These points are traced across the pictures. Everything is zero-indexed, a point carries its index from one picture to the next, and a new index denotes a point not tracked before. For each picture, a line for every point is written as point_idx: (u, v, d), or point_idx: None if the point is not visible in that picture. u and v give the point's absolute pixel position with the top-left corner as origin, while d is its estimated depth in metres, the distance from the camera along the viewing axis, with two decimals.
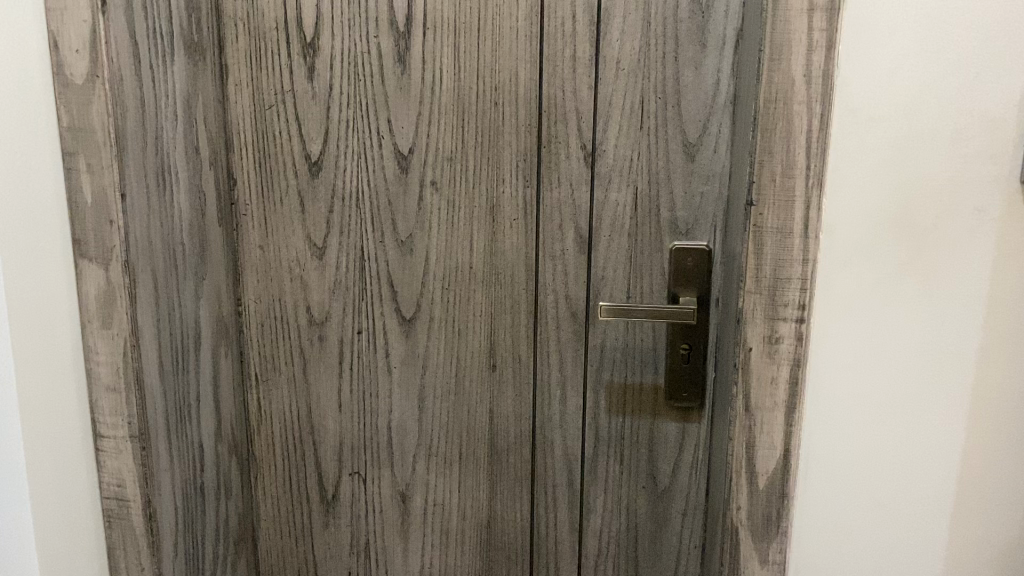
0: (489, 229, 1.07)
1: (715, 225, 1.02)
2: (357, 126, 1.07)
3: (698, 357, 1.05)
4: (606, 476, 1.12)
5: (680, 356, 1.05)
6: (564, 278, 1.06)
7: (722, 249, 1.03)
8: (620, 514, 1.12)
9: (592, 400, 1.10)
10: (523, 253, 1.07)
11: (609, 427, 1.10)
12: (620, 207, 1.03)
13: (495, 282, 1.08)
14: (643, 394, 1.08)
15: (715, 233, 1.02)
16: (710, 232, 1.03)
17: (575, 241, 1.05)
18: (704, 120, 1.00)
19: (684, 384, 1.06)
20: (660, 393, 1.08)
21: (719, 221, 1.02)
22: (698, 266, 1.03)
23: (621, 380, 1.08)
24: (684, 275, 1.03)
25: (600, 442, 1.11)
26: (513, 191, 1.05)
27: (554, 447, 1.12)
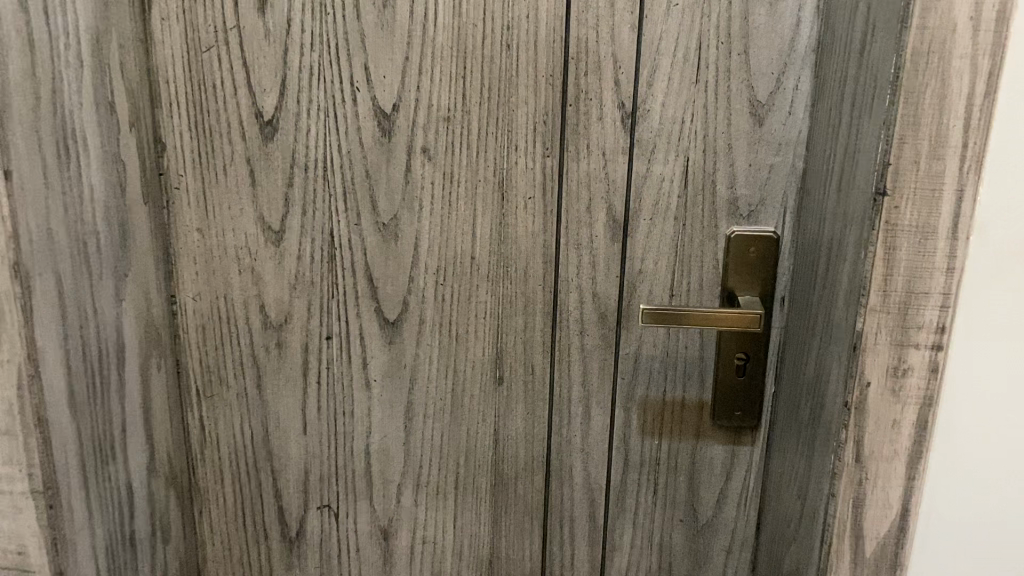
0: (499, 210, 0.84)
1: (784, 207, 0.82)
2: (325, 75, 0.82)
3: (756, 369, 0.85)
4: (636, 509, 0.92)
5: (735, 368, 0.85)
6: (593, 271, 0.85)
7: (793, 237, 0.83)
8: (652, 551, 0.93)
9: (622, 419, 0.89)
10: (540, 241, 0.85)
11: (641, 451, 0.90)
12: (665, 183, 0.82)
13: (504, 276, 0.86)
14: (685, 412, 0.88)
15: (786, 217, 0.82)
16: (778, 216, 0.82)
17: (606, 225, 0.84)
18: (779, 74, 0.78)
19: (738, 401, 0.86)
20: (707, 412, 0.88)
21: (791, 202, 0.82)
22: (762, 258, 0.83)
23: (659, 395, 0.88)
24: (745, 269, 0.83)
25: (630, 469, 0.90)
26: (530, 163, 0.83)
27: (573, 474, 0.91)
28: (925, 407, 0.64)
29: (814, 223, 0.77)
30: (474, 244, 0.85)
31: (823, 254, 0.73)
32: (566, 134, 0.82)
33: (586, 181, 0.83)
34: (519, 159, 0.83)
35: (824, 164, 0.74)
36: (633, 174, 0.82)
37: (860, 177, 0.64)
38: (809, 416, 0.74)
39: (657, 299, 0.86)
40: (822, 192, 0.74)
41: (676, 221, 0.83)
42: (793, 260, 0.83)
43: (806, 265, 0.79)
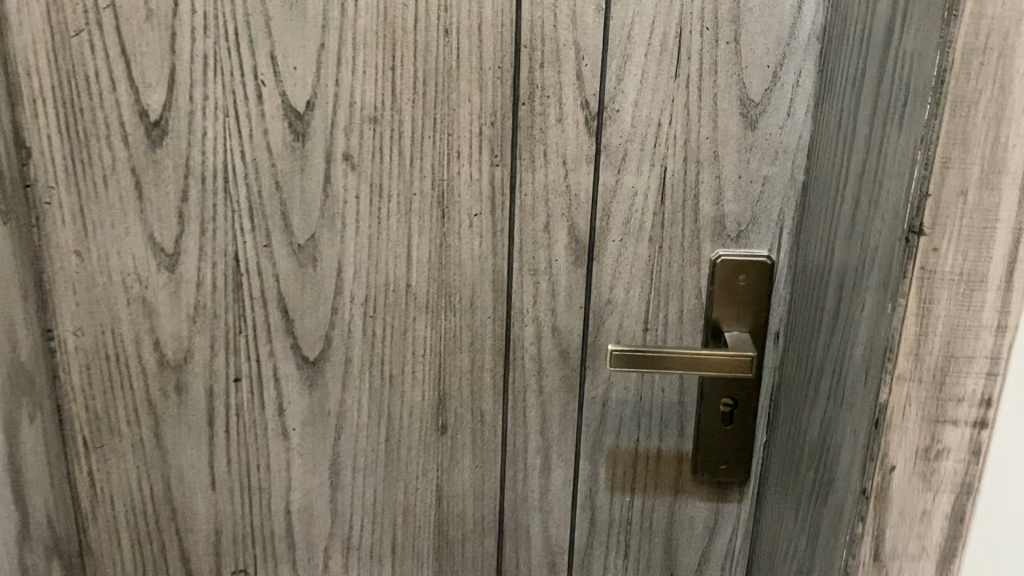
0: (439, 229, 0.70)
1: (781, 226, 0.68)
2: (222, 66, 0.67)
3: (745, 416, 0.72)
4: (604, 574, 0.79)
5: (720, 416, 0.72)
6: (552, 302, 0.71)
7: (790, 262, 0.69)
8: None
9: (587, 473, 0.76)
10: (488, 266, 0.71)
11: (610, 509, 0.77)
12: (639, 198, 0.68)
13: (446, 308, 0.72)
14: (662, 465, 0.75)
15: (782, 238, 0.68)
16: (773, 237, 0.69)
17: (568, 247, 0.70)
18: (776, 67, 0.64)
19: (723, 454, 0.73)
20: (687, 464, 0.75)
21: (789, 221, 0.68)
22: (754, 287, 0.69)
23: (631, 445, 0.75)
24: (733, 301, 0.70)
25: (597, 529, 0.77)
26: (476, 173, 0.68)
27: (530, 535, 0.78)
28: (963, 496, 0.51)
29: (817, 249, 0.63)
30: (409, 271, 0.71)
31: (831, 290, 0.59)
32: (518, 139, 0.67)
33: (543, 195, 0.69)
34: (462, 168, 0.68)
35: (831, 180, 0.61)
36: (599, 186, 0.68)
37: (884, 205, 0.50)
38: (813, 487, 0.61)
39: (628, 334, 0.72)
40: (829, 213, 0.61)
41: (651, 242, 0.69)
42: (790, 289, 0.69)
43: (807, 298, 0.66)
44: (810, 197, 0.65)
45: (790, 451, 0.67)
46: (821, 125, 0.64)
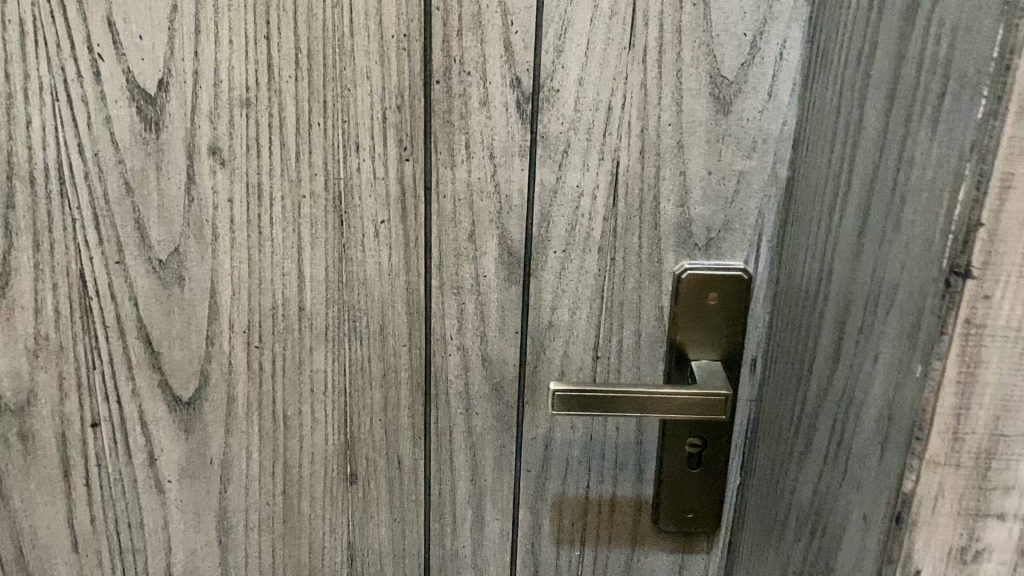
0: (338, 240, 0.56)
1: (759, 234, 0.55)
2: (45, 34, 0.51)
3: (715, 459, 0.60)
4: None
5: (686, 459, 0.60)
6: (481, 327, 0.58)
7: (771, 276, 0.56)
8: None
9: (528, 525, 0.63)
10: (400, 285, 0.57)
11: (556, 565, 0.64)
12: (585, 200, 0.55)
13: (350, 335, 0.58)
14: (617, 515, 0.63)
15: (761, 248, 0.56)
16: (751, 247, 0.56)
17: (499, 260, 0.56)
18: (756, 36, 0.51)
19: (690, 502, 0.61)
20: (647, 512, 0.62)
21: (769, 227, 0.55)
22: (728, 307, 0.57)
23: (579, 493, 0.62)
24: (702, 325, 0.57)
25: None
26: (380, 171, 0.55)
27: None
28: None
29: (806, 267, 0.51)
30: (302, 292, 0.57)
31: (827, 324, 0.47)
32: (433, 126, 0.54)
33: (466, 197, 0.55)
34: (363, 164, 0.54)
35: (824, 183, 0.48)
36: (536, 185, 0.55)
37: (908, 230, 0.37)
38: (802, 564, 0.49)
39: (575, 364, 0.59)
40: (823, 225, 0.48)
41: (601, 254, 0.56)
42: (770, 309, 0.57)
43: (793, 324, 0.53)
44: (796, 199, 0.53)
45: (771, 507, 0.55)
46: (811, 111, 0.51)
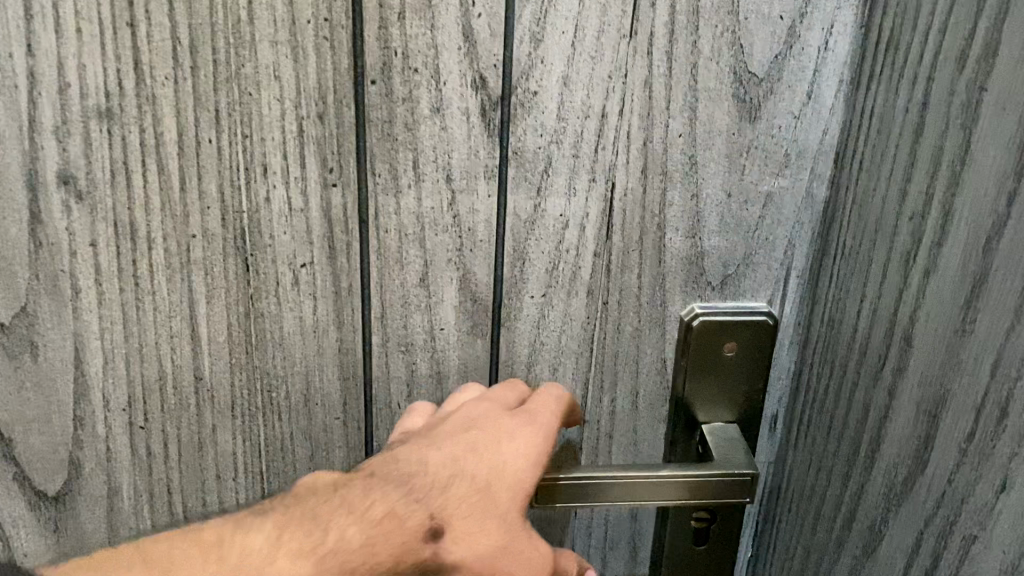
0: (245, 293, 0.43)
1: (787, 268, 0.44)
2: None
3: (725, 533, 0.49)
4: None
5: (691, 534, 0.49)
6: (437, 394, 0.46)
7: (799, 318, 0.46)
8: None
9: None
10: (331, 345, 0.44)
11: None
12: (571, 232, 0.42)
13: (268, 408, 0.46)
14: None
15: (788, 285, 0.45)
16: (778, 286, 0.45)
17: (459, 309, 0.44)
18: (795, 19, 0.39)
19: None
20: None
21: (798, 260, 0.44)
22: (749, 357, 0.46)
23: None
24: (715, 381, 0.46)
25: None
26: (299, 202, 0.41)
27: None
28: None
29: (860, 322, 0.40)
30: (200, 359, 0.44)
31: (902, 408, 0.36)
32: (368, 140, 0.40)
33: (415, 232, 0.42)
34: (274, 193, 0.41)
35: (894, 222, 0.37)
36: (507, 215, 0.42)
37: None
38: None
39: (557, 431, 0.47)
40: (892, 276, 0.37)
41: (590, 298, 0.44)
42: (799, 358, 0.46)
43: (838, 386, 0.42)
44: (843, 231, 0.41)
45: None
46: (866, 120, 0.39)
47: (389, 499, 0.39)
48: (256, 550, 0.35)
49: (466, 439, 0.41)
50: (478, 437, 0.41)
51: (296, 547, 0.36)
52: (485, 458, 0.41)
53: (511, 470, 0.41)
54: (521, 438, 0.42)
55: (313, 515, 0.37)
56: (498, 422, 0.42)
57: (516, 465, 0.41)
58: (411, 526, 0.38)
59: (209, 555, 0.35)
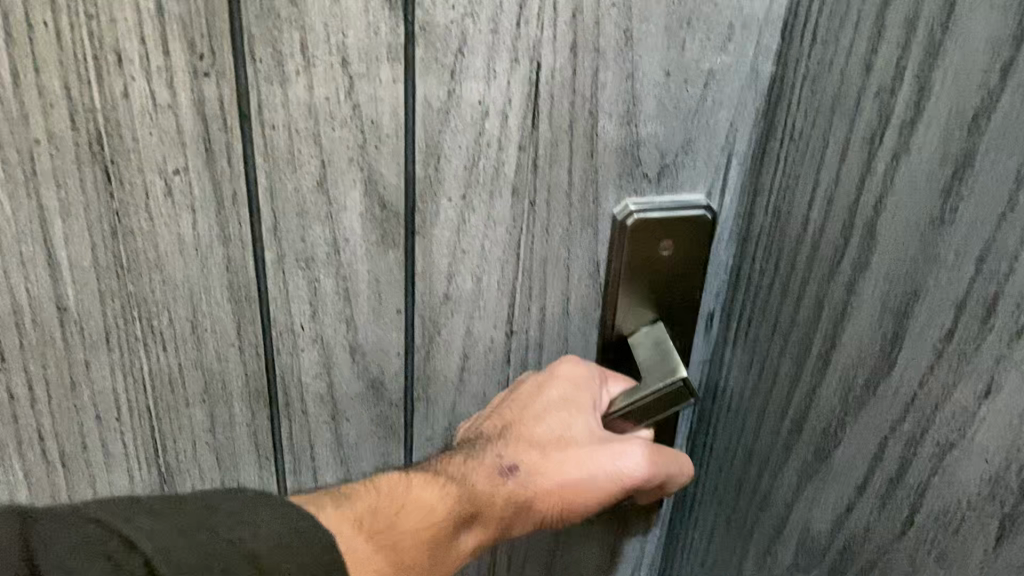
0: (109, 208, 0.36)
1: (730, 153, 0.43)
2: None
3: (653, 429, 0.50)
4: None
5: None
6: (344, 311, 0.42)
7: (736, 210, 0.44)
8: None
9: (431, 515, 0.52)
10: (217, 263, 0.39)
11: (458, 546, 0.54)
12: (491, 122, 0.39)
13: (150, 339, 0.40)
14: None
15: (729, 174, 0.43)
16: (719, 175, 0.43)
17: (365, 216, 0.40)
18: None
19: None
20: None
21: (739, 145, 0.42)
22: (685, 254, 0.44)
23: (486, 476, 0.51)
24: (654, 280, 0.45)
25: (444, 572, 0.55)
26: (164, 96, 0.34)
27: None
28: None
29: (813, 213, 0.37)
30: (62, 287, 0.38)
31: (860, 304, 0.34)
32: (242, 18, 0.33)
33: (308, 127, 0.36)
34: (133, 87, 0.34)
35: (857, 98, 0.34)
36: (416, 102, 0.37)
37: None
38: None
39: (482, 343, 0.46)
40: (849, 165, 0.35)
41: (515, 199, 0.41)
42: (738, 250, 0.45)
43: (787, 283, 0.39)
44: (791, 112, 0.39)
45: (755, 507, 0.43)
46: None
47: (472, 452, 0.45)
48: (397, 492, 0.41)
49: (516, 398, 0.46)
50: (524, 395, 0.46)
51: (420, 483, 0.42)
52: (531, 409, 0.46)
53: (558, 418, 0.45)
54: (558, 389, 0.45)
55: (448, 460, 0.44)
56: (544, 376, 0.46)
57: (563, 403, 0.45)
58: (503, 468, 0.44)
59: (361, 494, 0.41)
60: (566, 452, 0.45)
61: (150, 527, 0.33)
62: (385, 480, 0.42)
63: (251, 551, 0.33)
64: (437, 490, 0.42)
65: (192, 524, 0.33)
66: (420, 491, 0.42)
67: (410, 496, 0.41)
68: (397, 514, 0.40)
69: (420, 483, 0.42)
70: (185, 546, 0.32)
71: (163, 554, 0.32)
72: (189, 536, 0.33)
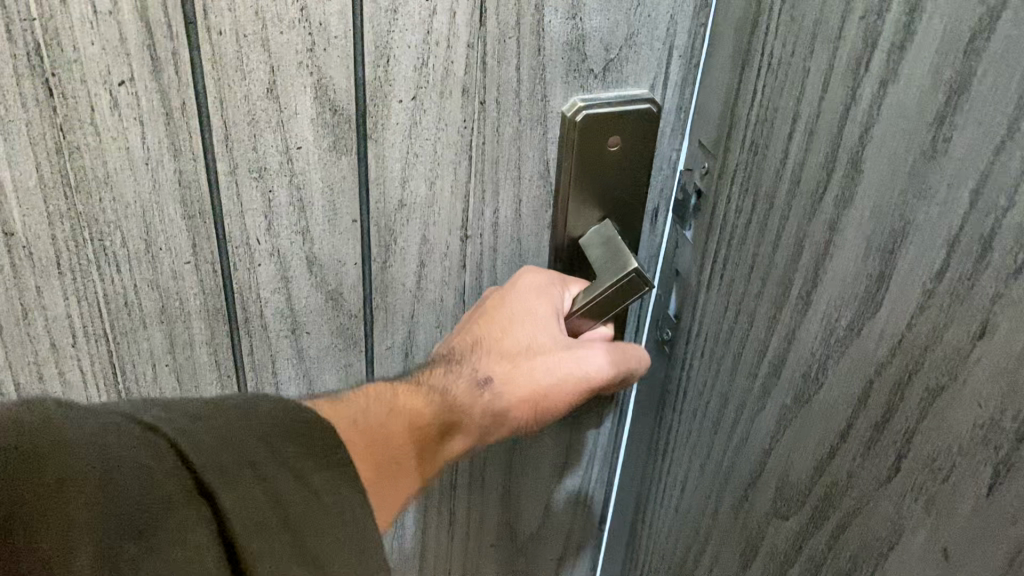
0: (52, 125, 0.35)
1: (668, 50, 0.45)
2: None
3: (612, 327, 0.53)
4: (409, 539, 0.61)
5: None
6: (300, 223, 0.43)
7: (677, 102, 0.47)
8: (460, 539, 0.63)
9: None
10: (169, 177, 0.39)
11: None
12: (439, 19, 0.39)
13: (104, 259, 0.40)
14: None
15: (671, 66, 0.46)
16: (658, 68, 0.46)
17: (316, 123, 0.40)
18: None
19: None
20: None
21: (677, 39, 0.45)
22: (630, 149, 0.47)
23: None
24: (600, 175, 0.48)
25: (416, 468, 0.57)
26: (105, 2, 0.33)
27: None
28: None
29: (789, 152, 0.38)
30: (7, 211, 0.37)
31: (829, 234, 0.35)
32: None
33: (255, 32, 0.36)
34: None
35: (842, 22, 0.34)
36: (363, 4, 0.38)
37: None
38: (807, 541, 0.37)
39: (439, 248, 0.48)
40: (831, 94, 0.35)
41: (466, 99, 0.43)
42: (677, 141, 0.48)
43: (770, 223, 0.40)
44: (769, 40, 0.39)
45: (737, 444, 0.43)
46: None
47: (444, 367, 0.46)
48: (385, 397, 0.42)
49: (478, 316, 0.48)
50: (488, 308, 0.48)
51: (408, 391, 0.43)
52: (499, 322, 0.47)
53: (524, 330, 0.47)
54: (519, 301, 0.47)
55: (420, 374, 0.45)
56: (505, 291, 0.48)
57: (526, 312, 0.47)
58: (472, 380, 0.46)
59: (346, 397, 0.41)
60: (529, 361, 0.47)
61: (203, 437, 0.31)
62: (375, 389, 0.42)
63: (309, 475, 0.32)
64: (421, 398, 0.43)
65: (245, 439, 0.32)
66: (407, 398, 0.42)
67: (397, 399, 0.42)
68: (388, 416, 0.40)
69: (407, 393, 0.42)
70: (241, 464, 0.31)
71: (216, 470, 0.30)
72: (251, 452, 0.31)
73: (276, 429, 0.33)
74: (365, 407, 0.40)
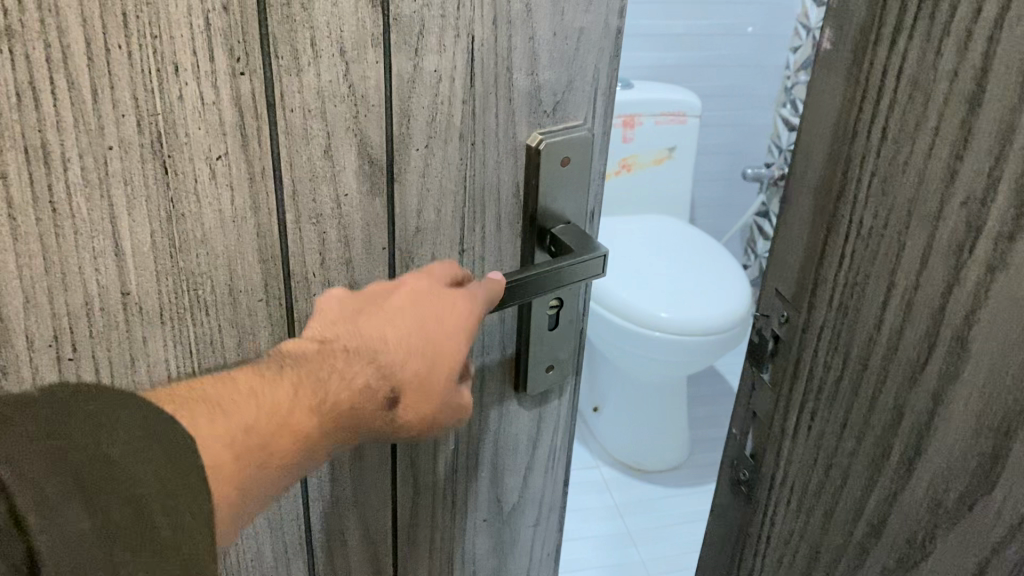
0: (166, 197, 0.49)
1: (595, 93, 0.63)
2: None
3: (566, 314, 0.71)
4: (419, 521, 0.75)
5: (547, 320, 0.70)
6: (344, 253, 0.58)
7: (602, 128, 0.65)
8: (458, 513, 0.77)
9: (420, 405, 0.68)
10: (248, 231, 0.53)
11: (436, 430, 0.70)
12: (443, 85, 0.56)
13: (197, 301, 0.54)
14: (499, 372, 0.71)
15: (597, 102, 0.63)
16: (585, 107, 0.63)
17: (359, 172, 0.55)
18: None
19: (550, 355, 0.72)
20: (512, 381, 0.72)
21: (600, 82, 0.62)
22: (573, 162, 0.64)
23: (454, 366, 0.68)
24: (557, 186, 0.64)
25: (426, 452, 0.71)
26: (211, 96, 0.48)
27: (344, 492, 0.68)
28: None
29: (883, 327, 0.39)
30: (126, 274, 0.50)
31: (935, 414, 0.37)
32: (268, 26, 0.47)
33: (317, 106, 0.51)
34: (188, 90, 0.47)
35: (940, 204, 0.35)
36: (392, 79, 0.53)
37: None
38: None
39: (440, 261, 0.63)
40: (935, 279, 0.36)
41: (461, 142, 0.58)
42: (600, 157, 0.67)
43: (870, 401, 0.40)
44: (858, 208, 0.39)
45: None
46: (881, 54, 0.37)
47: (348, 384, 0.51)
48: (283, 403, 0.48)
49: (395, 315, 0.53)
50: (436, 311, 0.54)
51: (305, 404, 0.49)
52: (434, 330, 0.54)
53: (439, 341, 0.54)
54: (443, 323, 0.54)
55: (324, 376, 0.51)
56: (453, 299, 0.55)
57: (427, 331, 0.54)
58: (357, 399, 0.52)
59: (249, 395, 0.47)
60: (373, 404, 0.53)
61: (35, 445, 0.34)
62: (270, 392, 0.48)
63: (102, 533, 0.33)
64: (299, 408, 0.49)
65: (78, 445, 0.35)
66: (298, 410, 0.49)
67: (293, 415, 0.48)
68: (272, 420, 0.47)
69: (295, 405, 0.49)
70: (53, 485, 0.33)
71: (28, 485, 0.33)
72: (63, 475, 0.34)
73: (96, 404, 0.37)
74: (253, 422, 0.46)
